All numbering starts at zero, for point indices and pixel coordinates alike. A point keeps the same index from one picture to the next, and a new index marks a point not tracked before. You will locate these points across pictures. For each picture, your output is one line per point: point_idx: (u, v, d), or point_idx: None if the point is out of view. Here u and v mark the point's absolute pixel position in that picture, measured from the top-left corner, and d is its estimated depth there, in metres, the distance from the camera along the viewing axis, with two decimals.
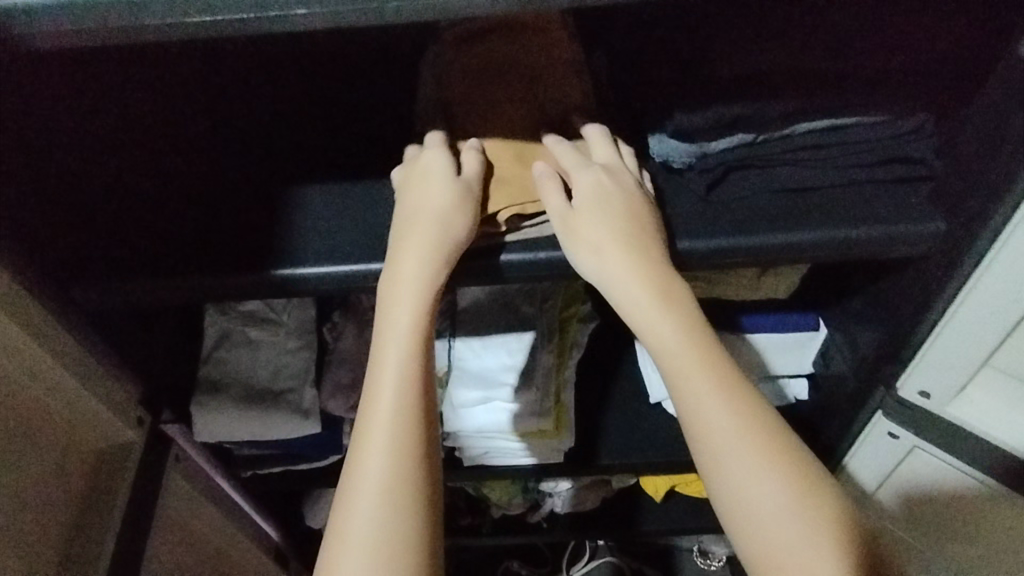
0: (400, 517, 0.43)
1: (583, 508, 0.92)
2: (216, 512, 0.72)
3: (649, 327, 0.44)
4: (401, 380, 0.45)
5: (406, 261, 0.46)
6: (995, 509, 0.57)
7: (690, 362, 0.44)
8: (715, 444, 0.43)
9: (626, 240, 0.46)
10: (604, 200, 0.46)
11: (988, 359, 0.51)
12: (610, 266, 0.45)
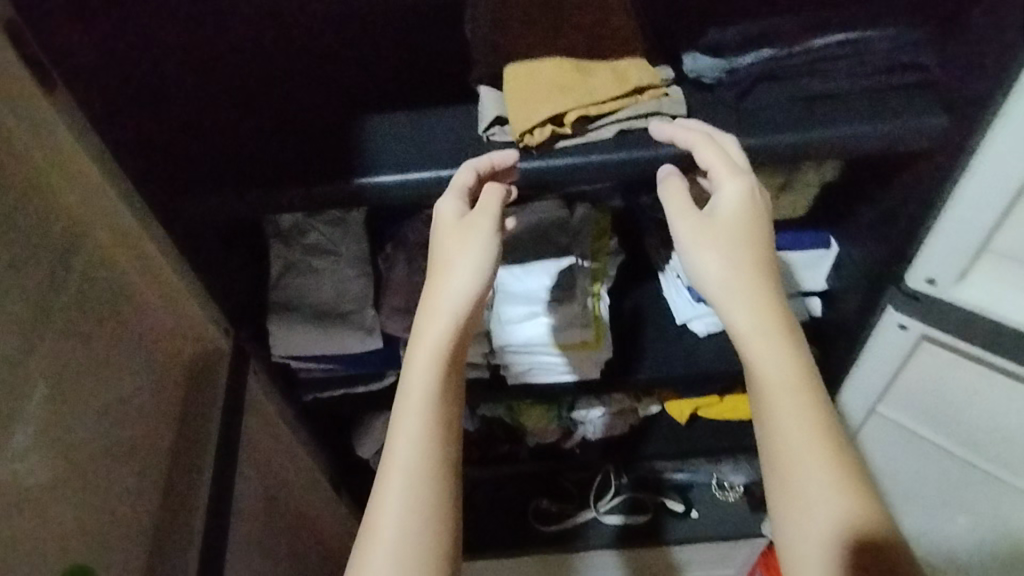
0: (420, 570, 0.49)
1: (613, 434, 0.98)
2: (284, 430, 0.79)
3: (761, 359, 0.50)
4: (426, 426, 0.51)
5: (430, 306, 0.52)
6: (995, 373, 0.66)
7: (794, 399, 0.50)
8: (792, 472, 0.50)
9: (748, 281, 0.51)
10: (737, 231, 0.52)
11: (988, 243, 0.57)
12: (731, 298, 0.51)
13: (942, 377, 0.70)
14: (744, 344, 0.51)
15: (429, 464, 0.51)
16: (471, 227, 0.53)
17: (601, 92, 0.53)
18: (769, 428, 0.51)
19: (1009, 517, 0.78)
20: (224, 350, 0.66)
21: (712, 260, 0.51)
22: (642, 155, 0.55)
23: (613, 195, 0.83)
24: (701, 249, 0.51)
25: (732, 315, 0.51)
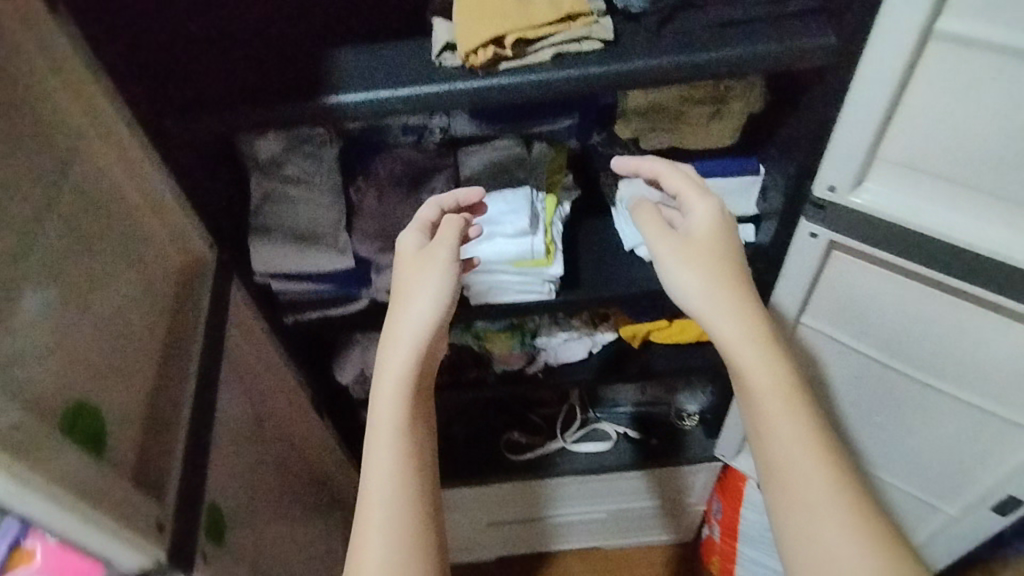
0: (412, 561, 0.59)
1: (572, 358, 1.07)
2: (267, 346, 0.86)
3: (755, 373, 0.64)
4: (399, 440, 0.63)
5: (399, 326, 0.65)
6: (894, 274, 0.74)
7: (789, 408, 0.63)
8: (791, 475, 0.62)
9: (731, 305, 0.65)
10: (713, 250, 0.68)
11: (879, 151, 0.66)
12: (718, 308, 0.65)
13: (853, 283, 0.78)
14: (738, 357, 0.65)
15: (390, 478, 0.62)
16: (431, 253, 0.68)
17: (538, 17, 0.61)
18: (771, 438, 0.63)
19: (942, 425, 0.84)
20: (207, 261, 0.73)
21: (695, 277, 0.67)
22: (575, 75, 0.62)
23: (570, 138, 0.92)
24: (687, 268, 0.67)
25: (722, 325, 0.65)
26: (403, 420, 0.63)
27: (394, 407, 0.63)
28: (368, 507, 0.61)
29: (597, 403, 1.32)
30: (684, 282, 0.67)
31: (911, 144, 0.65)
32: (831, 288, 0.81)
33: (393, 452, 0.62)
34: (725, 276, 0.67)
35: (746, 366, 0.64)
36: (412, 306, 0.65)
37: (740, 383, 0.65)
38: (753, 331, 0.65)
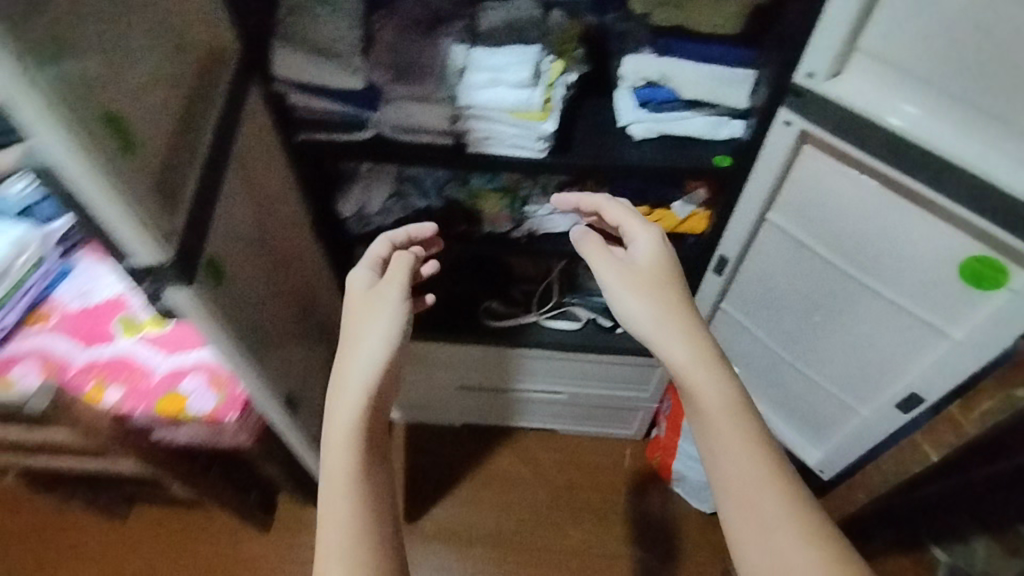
0: None
1: (555, 229, 1.15)
2: (273, 156, 0.94)
3: (702, 392, 0.69)
4: (352, 456, 0.67)
5: (359, 342, 0.72)
6: (853, 170, 0.82)
7: (737, 425, 0.68)
8: (743, 496, 0.66)
9: (672, 323, 0.73)
10: (656, 275, 0.78)
11: (859, 43, 0.74)
12: (668, 335, 0.72)
13: (819, 176, 0.87)
14: (689, 376, 0.70)
15: (345, 486, 0.66)
16: (380, 292, 0.77)
17: None
18: (721, 456, 0.68)
19: (867, 325, 0.95)
20: (220, 70, 0.80)
21: (640, 303, 0.75)
22: None
23: (588, 13, 0.95)
24: (634, 294, 0.76)
25: (669, 347, 0.72)
26: (361, 427, 0.68)
27: (356, 407, 0.68)
28: (337, 512, 0.65)
29: (574, 289, 1.41)
30: (632, 311, 0.75)
31: (886, 37, 0.72)
32: (799, 181, 0.89)
33: (354, 457, 0.67)
34: (673, 300, 0.75)
35: (693, 385, 0.70)
36: (372, 323, 0.73)
37: (689, 404, 0.71)
38: (700, 351, 0.72)
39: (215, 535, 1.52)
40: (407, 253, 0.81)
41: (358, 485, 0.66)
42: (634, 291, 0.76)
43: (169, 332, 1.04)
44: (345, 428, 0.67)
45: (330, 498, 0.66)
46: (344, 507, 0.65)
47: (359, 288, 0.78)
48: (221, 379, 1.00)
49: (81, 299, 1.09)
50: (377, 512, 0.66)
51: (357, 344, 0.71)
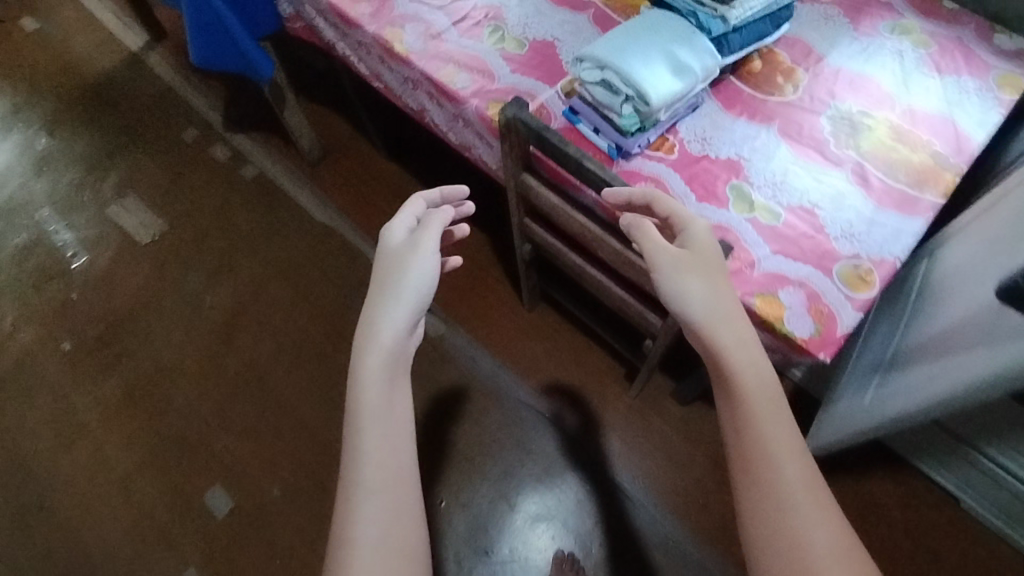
0: (391, 502, 0.69)
1: None
2: None
3: (741, 365, 0.71)
4: (380, 389, 0.75)
5: (403, 273, 0.82)
6: None
7: (769, 409, 0.70)
8: (763, 476, 0.67)
9: (719, 307, 0.76)
10: (706, 263, 0.80)
11: None
12: (721, 323, 0.75)
13: None
14: (737, 351, 0.73)
15: (378, 425, 0.72)
16: (418, 242, 0.86)
17: None
18: (752, 439, 0.68)
19: None
20: None
21: (695, 284, 0.78)
22: None
23: None
24: (690, 277, 0.79)
25: (718, 330, 0.74)
26: (387, 363, 0.76)
27: (400, 327, 0.78)
28: (359, 448, 0.71)
29: None
30: (694, 290, 0.78)
31: None
32: None
33: (381, 383, 0.75)
34: (718, 285, 0.78)
35: (737, 361, 0.72)
36: (417, 265, 0.83)
37: (727, 393, 0.72)
38: (740, 332, 0.75)
39: (596, 373, 1.65)
40: (451, 212, 0.90)
41: (383, 410, 0.74)
42: (686, 270, 0.79)
43: (781, 229, 0.97)
44: (376, 356, 0.76)
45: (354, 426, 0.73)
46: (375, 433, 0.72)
47: (390, 236, 0.87)
48: (822, 310, 0.90)
49: (699, 143, 1.05)
50: (394, 446, 0.72)
51: (409, 279, 0.81)
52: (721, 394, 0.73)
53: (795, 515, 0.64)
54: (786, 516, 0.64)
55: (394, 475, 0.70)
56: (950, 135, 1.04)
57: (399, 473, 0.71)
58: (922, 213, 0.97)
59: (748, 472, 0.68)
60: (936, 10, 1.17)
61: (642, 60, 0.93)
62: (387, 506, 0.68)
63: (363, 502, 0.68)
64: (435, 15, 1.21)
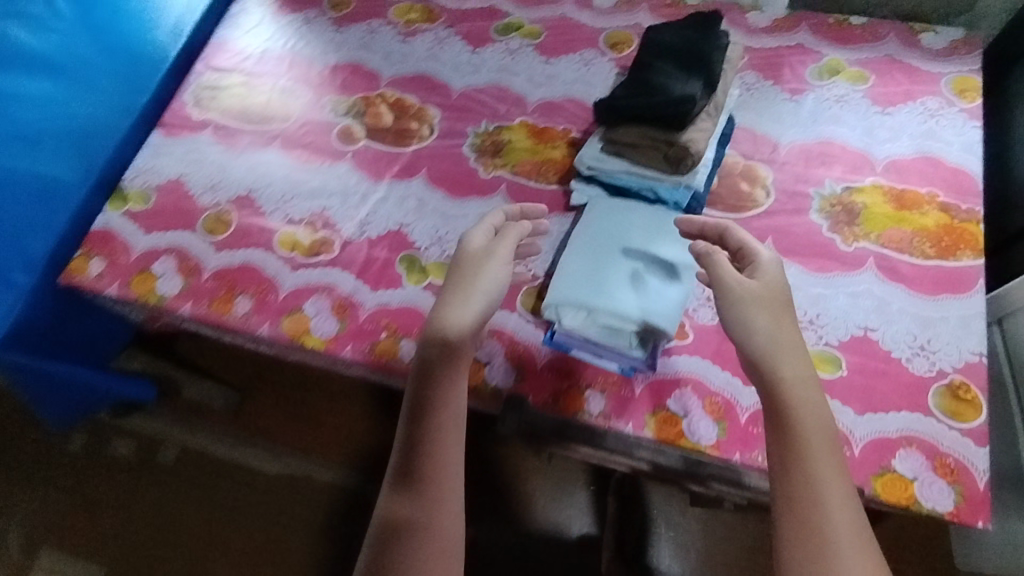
0: (438, 487, 0.72)
1: None
2: None
3: (805, 407, 0.66)
4: (446, 381, 0.76)
5: (477, 277, 0.81)
6: None
7: (824, 447, 0.65)
8: (804, 502, 0.62)
9: (783, 347, 0.68)
10: (777, 305, 0.70)
11: None
12: (789, 355, 0.68)
13: None
14: (805, 392, 0.66)
15: (439, 407, 0.75)
16: (492, 249, 0.83)
17: None
18: (801, 474, 0.63)
19: None
20: None
21: (761, 321, 0.69)
22: None
23: None
24: (757, 309, 0.70)
25: (781, 360, 0.68)
26: (451, 356, 0.76)
27: (465, 328, 0.78)
28: (419, 423, 0.74)
29: None
30: (756, 326, 0.69)
31: None
32: None
33: (445, 373, 0.76)
34: (786, 319, 0.70)
35: (800, 404, 0.66)
36: (491, 278, 0.81)
37: (778, 424, 0.66)
38: (802, 373, 0.68)
39: None
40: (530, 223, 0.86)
41: (445, 397, 0.75)
42: (753, 298, 0.70)
43: (852, 380, 0.82)
44: (443, 348, 0.77)
45: (415, 408, 0.75)
46: (433, 418, 0.74)
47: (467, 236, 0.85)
48: (951, 465, 0.76)
49: (706, 307, 0.89)
50: (448, 432, 0.74)
51: (481, 280, 0.80)
52: (768, 422, 0.67)
53: (835, 549, 0.60)
54: (826, 545, 0.61)
55: (445, 426, 0.74)
56: (945, 175, 0.93)
57: (448, 464, 0.73)
58: (974, 287, 0.85)
59: (782, 500, 0.63)
60: (850, 33, 1.05)
61: (624, 285, 0.75)
62: (433, 485, 0.72)
63: (423, 446, 0.73)
64: (333, 274, 0.97)
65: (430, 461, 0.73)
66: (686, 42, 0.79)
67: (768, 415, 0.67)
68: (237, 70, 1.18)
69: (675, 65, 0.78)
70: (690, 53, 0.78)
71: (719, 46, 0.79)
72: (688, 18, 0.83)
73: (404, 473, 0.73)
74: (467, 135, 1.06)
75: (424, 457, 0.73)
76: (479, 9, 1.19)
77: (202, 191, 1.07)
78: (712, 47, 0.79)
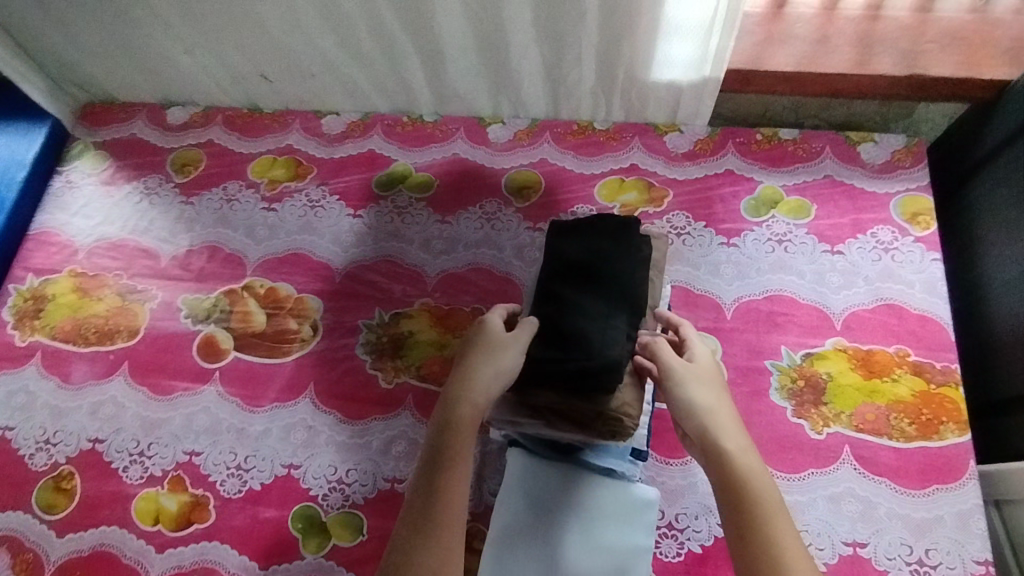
0: (435, 555, 0.53)
1: None
2: None
3: (749, 479, 0.56)
4: (467, 434, 0.59)
5: (485, 364, 0.61)
6: None
7: (779, 512, 0.55)
8: None
9: (723, 416, 0.61)
10: (714, 380, 0.64)
11: None
12: (727, 427, 0.60)
13: None
14: (751, 468, 0.57)
15: (457, 457, 0.58)
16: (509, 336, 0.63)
17: None
18: (763, 548, 0.53)
19: None
20: None
21: (696, 392, 0.63)
22: None
23: None
24: (691, 383, 0.63)
25: (718, 430, 0.60)
26: (478, 403, 0.60)
27: (485, 393, 0.60)
28: (432, 476, 0.57)
29: None
30: (695, 399, 0.62)
31: None
32: None
33: (467, 423, 0.59)
34: (720, 394, 0.63)
35: (745, 476, 0.57)
36: (500, 364, 0.61)
37: (729, 497, 0.56)
38: (746, 447, 0.59)
39: None
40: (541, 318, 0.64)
41: (463, 446, 0.58)
42: (688, 373, 0.64)
43: None
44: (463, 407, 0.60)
45: (433, 457, 0.58)
46: (450, 470, 0.57)
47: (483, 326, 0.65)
48: None
49: (670, 537, 0.74)
50: (457, 496, 0.56)
51: (488, 369, 0.61)
52: (719, 500, 0.57)
53: None
54: None
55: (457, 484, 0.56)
56: (910, 327, 0.81)
57: (454, 533, 0.54)
58: (965, 475, 0.73)
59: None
60: (781, 151, 0.92)
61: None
62: (430, 555, 0.53)
63: (432, 501, 0.55)
64: (212, 548, 0.77)
65: (435, 522, 0.54)
66: (600, 259, 0.65)
67: (717, 493, 0.57)
68: (67, 273, 0.96)
69: (590, 295, 0.63)
70: (607, 277, 0.64)
71: (639, 259, 0.65)
72: (600, 216, 0.69)
73: (406, 533, 0.54)
74: (358, 330, 0.88)
75: (430, 517, 0.55)
76: (355, 156, 1.00)
77: (34, 449, 0.85)
78: (632, 263, 0.65)
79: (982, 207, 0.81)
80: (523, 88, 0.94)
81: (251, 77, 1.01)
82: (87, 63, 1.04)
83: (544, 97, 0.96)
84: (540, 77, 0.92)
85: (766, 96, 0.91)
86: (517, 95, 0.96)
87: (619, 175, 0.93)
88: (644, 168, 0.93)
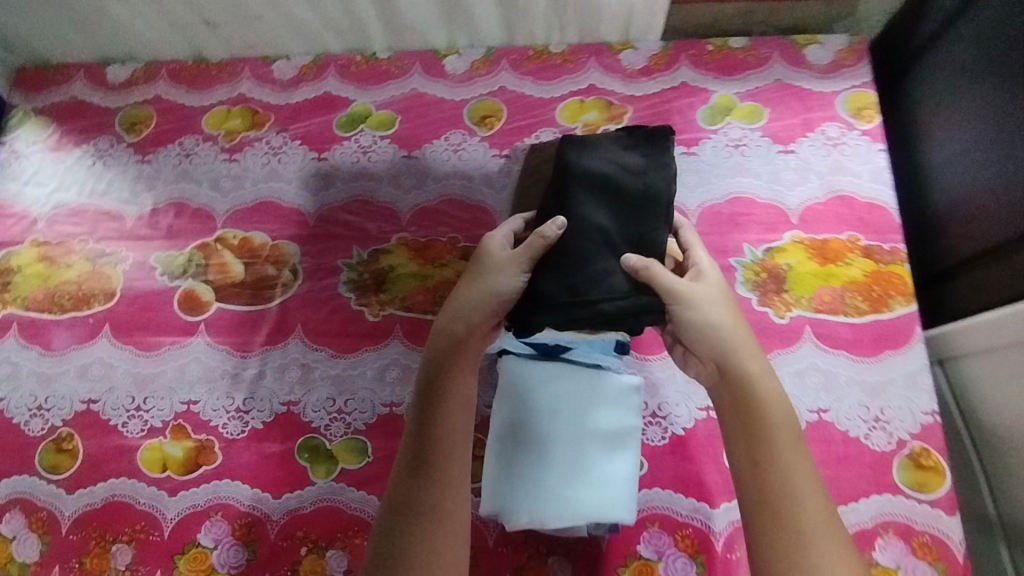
0: (439, 478, 0.63)
1: None
2: None
3: (766, 398, 0.62)
4: (456, 367, 0.67)
5: (477, 289, 0.68)
6: None
7: (792, 433, 0.62)
8: (776, 501, 0.59)
9: (736, 334, 0.65)
10: (724, 296, 0.67)
11: None
12: (742, 346, 0.65)
13: None
14: (767, 388, 0.63)
15: (449, 387, 0.66)
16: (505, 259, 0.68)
17: None
18: (770, 454, 0.60)
19: None
20: None
21: (713, 311, 0.65)
22: None
23: None
24: (708, 303, 0.66)
25: (735, 349, 0.64)
26: (463, 335, 0.68)
27: (472, 322, 0.68)
28: (426, 410, 0.66)
29: None
30: (709, 317, 0.65)
31: None
32: None
33: (455, 356, 0.67)
34: (734, 313, 0.67)
35: (763, 396, 0.62)
36: (490, 286, 0.67)
37: (745, 413, 0.62)
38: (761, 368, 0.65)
39: None
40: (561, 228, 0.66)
41: (451, 377, 0.67)
42: (704, 292, 0.66)
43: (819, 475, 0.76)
44: (444, 341, 0.68)
45: (426, 392, 0.67)
46: (441, 402, 0.66)
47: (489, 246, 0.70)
48: (927, 543, 0.73)
49: (655, 424, 0.80)
50: (451, 422, 0.65)
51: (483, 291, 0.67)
52: (734, 414, 0.63)
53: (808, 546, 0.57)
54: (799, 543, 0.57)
55: (451, 412, 0.65)
56: (858, 214, 0.87)
57: (453, 457, 0.64)
58: (913, 339, 0.80)
59: (757, 481, 0.60)
60: (732, 59, 0.95)
61: (566, 473, 0.64)
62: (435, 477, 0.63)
63: (431, 430, 0.65)
64: (224, 486, 0.79)
65: (434, 450, 0.64)
66: (626, 177, 0.68)
67: (732, 407, 0.63)
68: (30, 243, 0.94)
69: (619, 219, 0.67)
70: (634, 197, 0.67)
71: (666, 172, 0.67)
72: (620, 129, 0.71)
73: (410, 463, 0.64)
74: (339, 269, 0.89)
75: (429, 446, 0.64)
76: (312, 100, 0.99)
77: (28, 416, 0.84)
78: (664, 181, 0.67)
79: (926, 88, 0.86)
80: (476, 14, 0.95)
81: (195, 23, 0.98)
82: (20, 23, 1.00)
83: (497, 24, 0.96)
84: (493, 2, 0.93)
85: (714, 5, 0.95)
86: (470, 23, 0.96)
87: (578, 97, 0.95)
88: (602, 87, 0.95)
